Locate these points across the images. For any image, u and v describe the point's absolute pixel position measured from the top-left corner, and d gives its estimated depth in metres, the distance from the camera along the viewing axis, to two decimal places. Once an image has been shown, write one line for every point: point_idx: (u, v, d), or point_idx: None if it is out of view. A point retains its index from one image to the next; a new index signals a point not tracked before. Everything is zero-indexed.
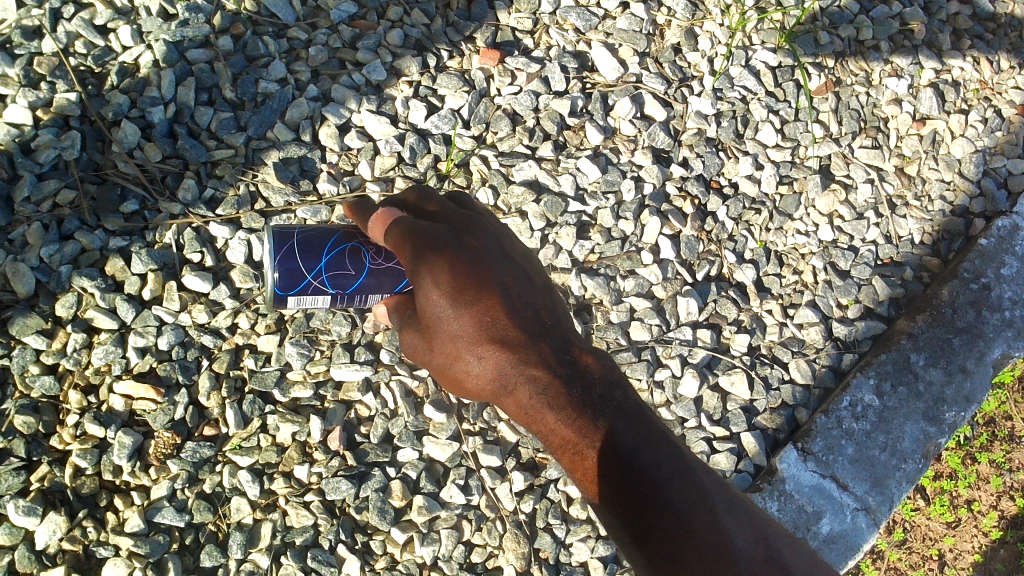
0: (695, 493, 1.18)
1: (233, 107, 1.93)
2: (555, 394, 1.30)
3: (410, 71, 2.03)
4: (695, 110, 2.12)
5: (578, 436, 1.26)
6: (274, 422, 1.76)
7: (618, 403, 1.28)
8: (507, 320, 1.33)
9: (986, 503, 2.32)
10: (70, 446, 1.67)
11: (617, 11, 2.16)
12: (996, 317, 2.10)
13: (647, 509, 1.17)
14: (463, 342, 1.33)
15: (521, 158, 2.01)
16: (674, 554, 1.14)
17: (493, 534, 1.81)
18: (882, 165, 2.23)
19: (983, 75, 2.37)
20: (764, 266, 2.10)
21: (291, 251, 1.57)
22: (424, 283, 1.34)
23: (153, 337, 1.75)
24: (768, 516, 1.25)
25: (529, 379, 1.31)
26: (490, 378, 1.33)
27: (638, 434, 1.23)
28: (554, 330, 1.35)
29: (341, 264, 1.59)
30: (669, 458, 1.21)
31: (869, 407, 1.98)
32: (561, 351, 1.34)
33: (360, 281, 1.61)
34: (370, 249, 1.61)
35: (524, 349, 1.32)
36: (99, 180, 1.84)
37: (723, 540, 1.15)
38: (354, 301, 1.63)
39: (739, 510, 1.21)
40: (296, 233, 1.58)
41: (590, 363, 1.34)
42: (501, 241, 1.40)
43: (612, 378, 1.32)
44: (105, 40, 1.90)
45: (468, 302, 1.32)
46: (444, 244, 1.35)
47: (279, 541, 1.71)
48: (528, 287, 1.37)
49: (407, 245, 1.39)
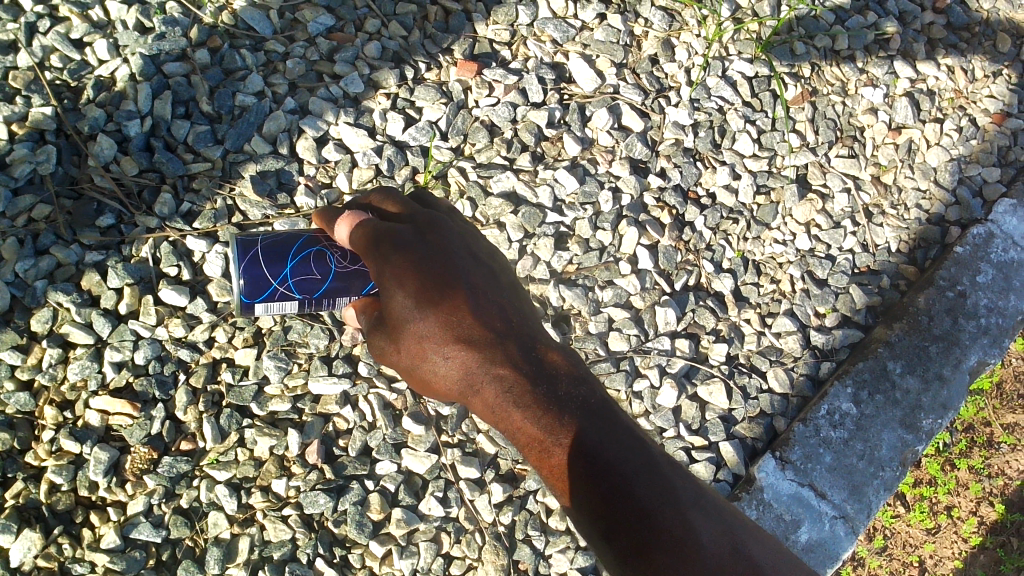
0: (660, 488, 1.26)
1: (210, 120, 1.92)
2: (521, 392, 1.37)
3: (388, 83, 2.03)
4: (672, 120, 2.14)
5: (545, 434, 1.34)
6: (251, 436, 1.75)
7: (583, 400, 1.36)
8: (473, 321, 1.39)
9: (966, 509, 2.33)
10: (45, 462, 1.67)
11: (595, 23, 2.17)
12: (972, 324, 2.12)
13: (615, 505, 1.24)
14: (431, 343, 1.38)
15: (498, 169, 2.01)
16: (642, 549, 1.21)
17: (472, 546, 1.81)
18: (859, 174, 2.24)
19: (957, 83, 2.39)
20: (742, 275, 2.10)
21: (255, 257, 1.58)
22: (392, 288, 1.40)
23: (129, 351, 1.74)
24: (728, 508, 1.33)
25: (496, 378, 1.38)
26: (457, 378, 1.39)
27: (602, 429, 1.32)
28: (518, 329, 1.42)
29: (306, 268, 1.60)
30: (632, 451, 1.30)
31: (846, 415, 1.99)
32: (526, 350, 1.41)
33: (327, 285, 1.61)
34: (335, 252, 1.62)
35: (490, 349, 1.39)
36: (75, 194, 1.83)
37: (689, 534, 1.23)
38: (323, 305, 1.63)
39: (700, 499, 1.30)
40: (260, 239, 1.60)
41: (554, 361, 1.41)
42: (466, 243, 1.47)
43: (575, 376, 1.40)
44: (81, 54, 1.90)
45: (436, 303, 1.37)
46: (412, 249, 1.42)
47: (256, 556, 1.70)
48: (493, 288, 1.44)
49: (373, 249, 1.46)
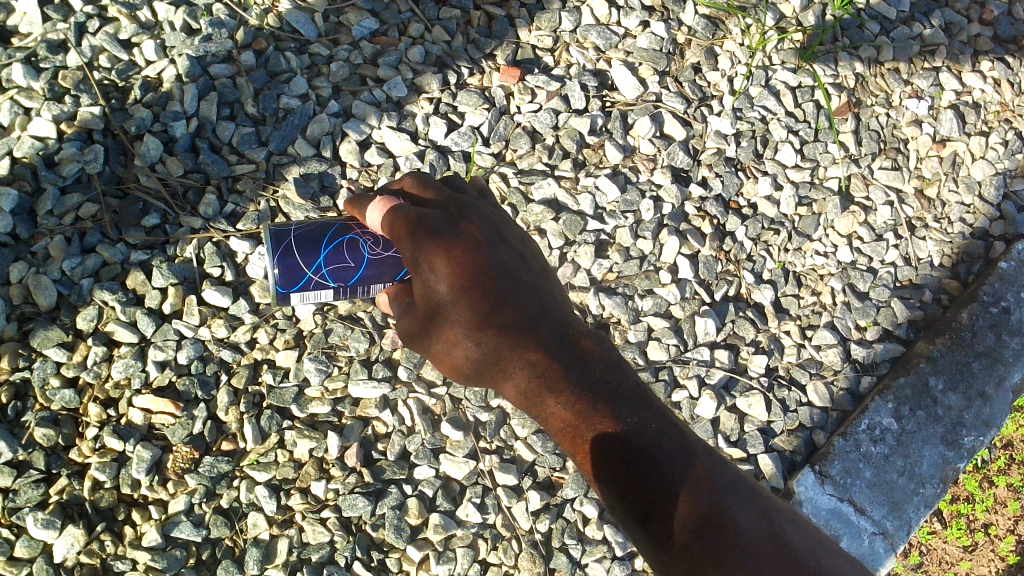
0: (694, 471, 1.26)
1: (254, 122, 1.94)
2: (553, 377, 1.37)
3: (431, 87, 2.03)
4: (715, 129, 2.12)
5: (578, 418, 1.34)
6: (291, 438, 1.76)
7: (616, 386, 1.37)
8: (506, 307, 1.41)
9: (1004, 527, 2.30)
10: (89, 459, 1.68)
11: (638, 30, 2.16)
12: (1016, 340, 2.09)
13: (648, 490, 1.24)
14: (463, 328, 1.40)
15: (539, 175, 2.01)
16: (674, 532, 1.21)
17: (509, 553, 1.80)
18: (903, 186, 2.22)
19: (1004, 96, 2.36)
20: (782, 286, 2.09)
21: (288, 248, 1.55)
22: (423, 271, 1.40)
23: (173, 351, 1.76)
24: (766, 495, 1.32)
25: (528, 363, 1.39)
26: (489, 362, 1.41)
27: (635, 414, 1.32)
28: (550, 317, 1.43)
29: (340, 256, 1.57)
30: (666, 437, 1.29)
31: (887, 431, 1.97)
32: (558, 336, 1.42)
33: (361, 273, 1.59)
34: (367, 240, 1.59)
35: (523, 335, 1.40)
36: (122, 193, 1.84)
37: (723, 517, 1.22)
38: (358, 292, 1.61)
39: (736, 487, 1.28)
40: (293, 230, 1.57)
41: (587, 347, 1.42)
42: (497, 228, 1.47)
43: (607, 362, 1.41)
44: (129, 55, 1.91)
45: (467, 289, 1.39)
46: (441, 233, 1.40)
47: (295, 558, 1.70)
48: (525, 276, 1.45)
49: (404, 231, 1.43)
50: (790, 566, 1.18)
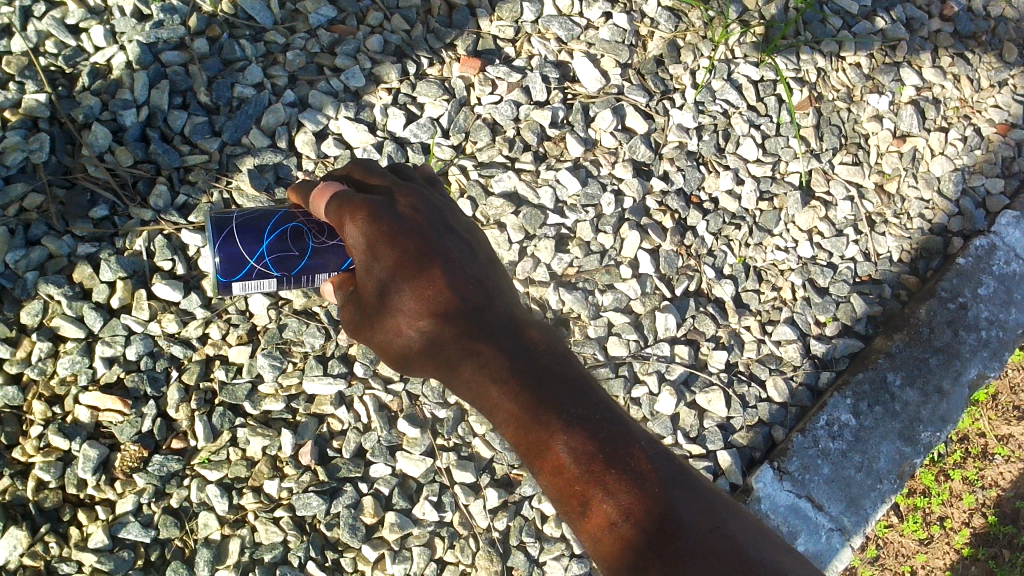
0: (639, 465, 1.19)
1: (207, 111, 1.89)
2: (497, 367, 1.29)
3: (389, 78, 2.00)
4: (677, 123, 2.11)
5: (523, 411, 1.24)
6: (244, 436, 1.72)
7: (562, 375, 1.28)
8: (449, 293, 1.33)
9: (958, 520, 2.32)
10: (33, 458, 1.63)
11: (600, 22, 2.13)
12: (973, 336, 2.10)
13: (593, 486, 1.17)
14: (405, 316, 1.32)
15: (499, 168, 1.98)
16: (618, 530, 1.15)
17: (466, 552, 1.79)
18: (862, 181, 2.22)
19: (963, 92, 2.36)
20: (743, 281, 2.09)
21: (229, 236, 1.51)
22: (364, 256, 1.34)
23: (121, 347, 1.71)
24: (717, 490, 1.25)
25: (472, 353, 1.31)
26: (432, 351, 1.33)
27: (581, 405, 1.24)
28: (496, 305, 1.36)
29: (283, 245, 1.53)
30: (612, 429, 1.22)
31: (845, 427, 1.97)
32: (504, 326, 1.34)
33: (304, 263, 1.54)
34: (312, 228, 1.55)
35: (466, 322, 1.32)
36: (68, 183, 1.79)
37: (668, 514, 1.15)
38: (302, 283, 1.56)
39: (684, 482, 1.21)
40: (235, 217, 1.53)
41: (532, 336, 1.33)
42: (443, 215, 1.39)
43: (555, 352, 1.32)
44: (77, 40, 1.86)
45: (412, 277, 1.31)
46: (384, 218, 1.33)
47: (247, 558, 1.67)
48: (470, 264, 1.37)
49: (346, 218, 1.37)
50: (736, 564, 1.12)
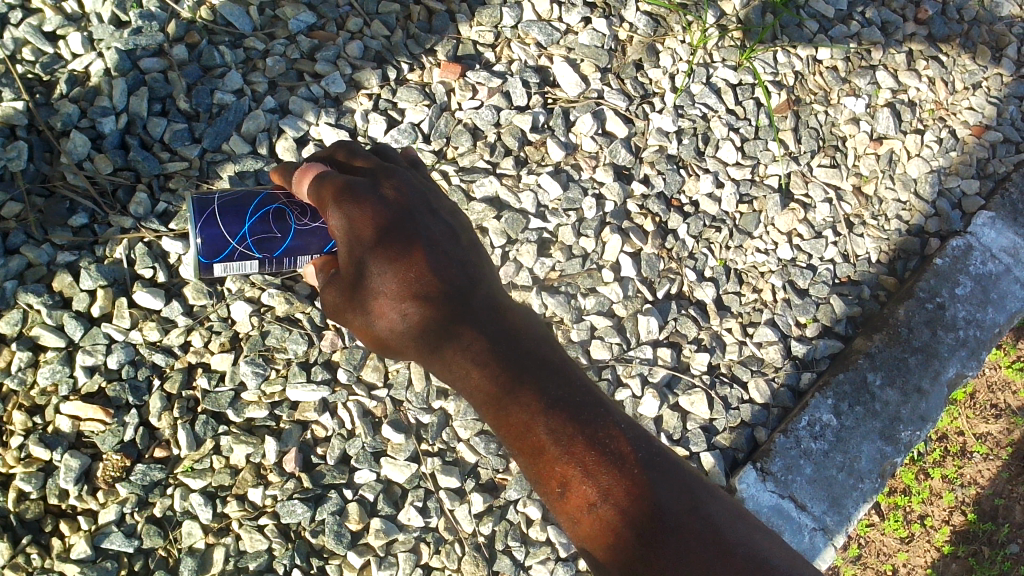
0: (621, 448, 1.20)
1: (187, 118, 1.88)
2: (479, 348, 1.29)
3: (370, 83, 1.99)
4: (657, 127, 2.12)
5: (504, 391, 1.24)
6: (227, 444, 1.71)
7: (543, 357, 1.28)
8: (431, 276, 1.32)
9: (938, 518, 2.34)
10: (14, 469, 1.62)
11: (579, 27, 2.15)
12: (951, 336, 2.11)
13: (575, 469, 1.18)
14: (386, 298, 1.32)
15: (481, 173, 1.98)
16: (598, 514, 1.16)
17: (452, 557, 1.78)
18: (840, 184, 2.24)
19: (938, 95, 2.39)
20: (723, 284, 2.10)
21: (211, 217, 1.53)
22: (345, 238, 1.33)
23: (102, 356, 1.70)
24: (694, 473, 1.26)
25: (454, 334, 1.30)
26: (413, 335, 1.32)
27: (562, 386, 1.24)
28: (478, 285, 1.35)
29: (266, 227, 1.55)
30: (592, 410, 1.22)
31: (827, 427, 1.98)
32: (484, 307, 1.33)
33: (287, 244, 1.56)
34: (294, 210, 1.56)
35: (447, 305, 1.31)
36: (47, 192, 1.78)
37: (648, 497, 1.17)
38: (284, 264, 1.59)
39: (662, 465, 1.22)
40: (217, 198, 1.55)
41: (513, 319, 1.33)
42: (427, 199, 1.39)
43: (536, 336, 1.32)
44: (54, 47, 1.84)
45: (394, 259, 1.31)
46: (366, 201, 1.33)
47: (231, 567, 1.67)
48: (454, 248, 1.36)
49: (330, 200, 1.36)
50: (715, 549, 1.13)
